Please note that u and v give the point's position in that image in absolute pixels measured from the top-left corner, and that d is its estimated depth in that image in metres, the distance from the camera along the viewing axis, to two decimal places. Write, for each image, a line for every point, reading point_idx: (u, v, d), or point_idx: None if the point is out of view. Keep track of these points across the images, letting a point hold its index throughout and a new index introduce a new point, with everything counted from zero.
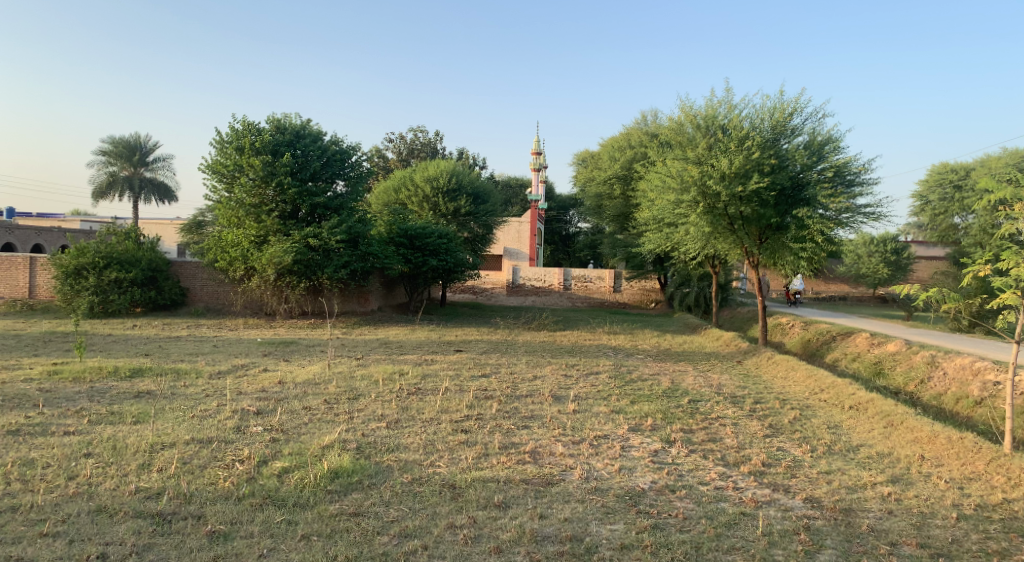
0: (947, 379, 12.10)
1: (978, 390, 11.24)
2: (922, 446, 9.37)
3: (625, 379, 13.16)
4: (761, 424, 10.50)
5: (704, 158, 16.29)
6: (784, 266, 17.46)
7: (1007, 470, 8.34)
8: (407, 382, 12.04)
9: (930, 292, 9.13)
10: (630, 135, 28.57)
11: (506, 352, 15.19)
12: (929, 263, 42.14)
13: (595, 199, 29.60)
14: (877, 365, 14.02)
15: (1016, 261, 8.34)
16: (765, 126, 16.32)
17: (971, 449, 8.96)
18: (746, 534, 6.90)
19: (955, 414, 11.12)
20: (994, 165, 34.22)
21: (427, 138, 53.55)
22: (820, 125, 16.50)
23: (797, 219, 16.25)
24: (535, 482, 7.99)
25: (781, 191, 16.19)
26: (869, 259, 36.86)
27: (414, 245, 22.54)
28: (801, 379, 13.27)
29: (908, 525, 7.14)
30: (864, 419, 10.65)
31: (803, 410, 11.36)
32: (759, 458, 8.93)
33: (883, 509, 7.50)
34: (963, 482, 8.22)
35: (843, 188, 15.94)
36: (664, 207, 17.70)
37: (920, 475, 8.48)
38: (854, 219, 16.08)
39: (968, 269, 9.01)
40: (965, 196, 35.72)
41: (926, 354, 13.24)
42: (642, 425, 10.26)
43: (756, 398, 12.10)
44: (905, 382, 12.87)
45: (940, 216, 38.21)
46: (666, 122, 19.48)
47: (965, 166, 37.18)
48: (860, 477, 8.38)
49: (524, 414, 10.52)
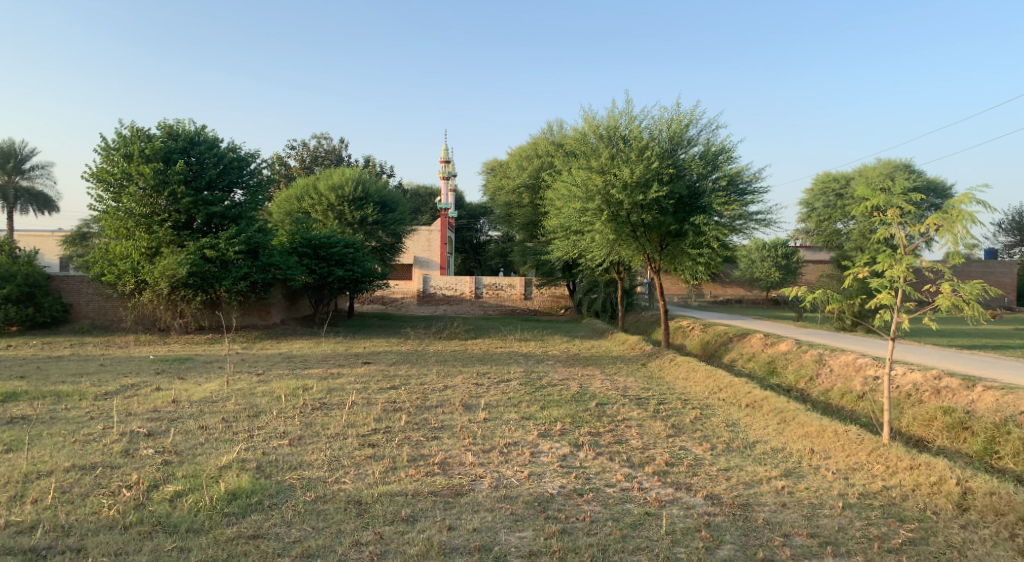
0: (833, 376, 12.86)
1: (860, 385, 12.00)
2: (812, 440, 9.89)
3: (536, 385, 13.25)
4: (665, 425, 10.80)
5: (607, 167, 16.66)
6: (684, 272, 18.09)
7: (886, 458, 8.90)
8: (311, 397, 11.68)
9: (816, 293, 9.61)
10: (537, 143, 28.94)
11: (416, 363, 14.99)
12: (817, 267, 44.72)
13: (505, 207, 29.74)
14: (771, 364, 14.72)
15: (890, 264, 8.91)
16: (664, 136, 16.90)
17: (855, 441, 9.53)
18: (651, 534, 7.05)
19: (840, 408, 11.81)
20: (870, 175, 36.73)
21: (332, 146, 50.73)
22: (713, 136, 17.25)
23: (695, 226, 16.90)
24: (444, 493, 7.90)
25: (680, 199, 16.77)
26: (762, 264, 38.68)
27: (318, 255, 22.00)
28: (702, 379, 13.77)
29: (800, 516, 7.50)
30: (760, 416, 11.15)
31: (703, 409, 11.78)
32: (663, 458, 9.17)
33: (777, 502, 7.84)
34: (848, 473, 8.72)
35: (737, 196, 16.74)
36: (570, 215, 17.99)
37: (810, 468, 8.94)
38: (746, 225, 16.94)
39: (849, 272, 9.53)
40: (846, 203, 38.17)
41: (814, 353, 14.03)
42: (551, 431, 10.35)
43: (660, 399, 12.47)
44: (796, 380, 13.56)
45: (826, 222, 40.69)
46: (572, 132, 19.85)
47: (846, 175, 39.71)
48: (756, 472, 8.75)
49: (434, 425, 10.41)
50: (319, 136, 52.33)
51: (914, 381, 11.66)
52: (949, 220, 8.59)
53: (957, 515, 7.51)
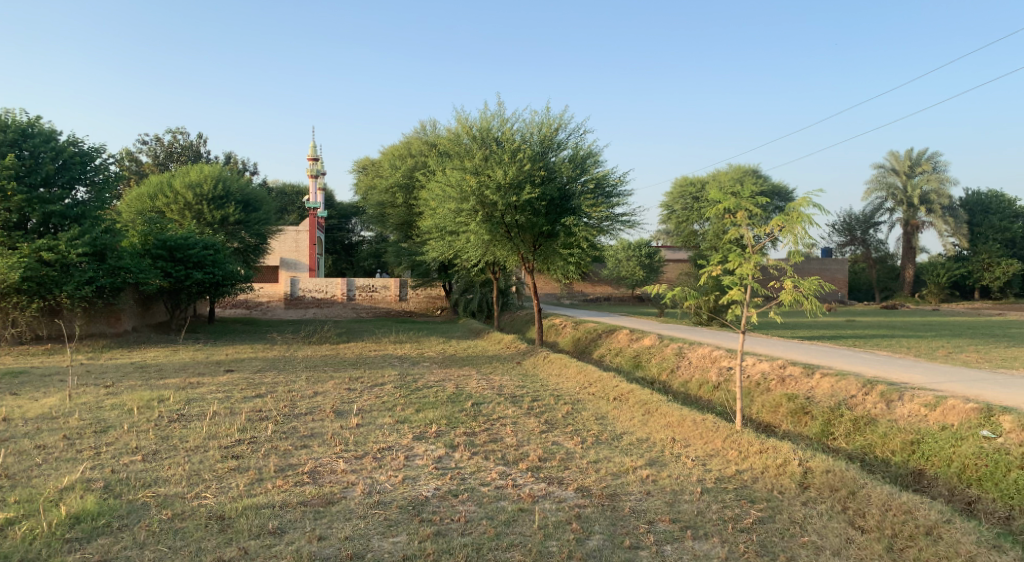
0: (692, 367, 13.66)
1: (716, 376, 12.83)
2: (673, 430, 10.46)
3: (411, 387, 13.12)
4: (538, 421, 11.01)
5: (480, 168, 16.79)
6: (556, 271, 18.54)
7: (738, 444, 9.56)
8: (167, 409, 10.91)
9: (675, 291, 10.16)
10: (410, 143, 28.66)
11: (284, 369, 14.40)
12: (677, 266, 47.39)
13: (378, 207, 29.24)
14: (637, 358, 15.42)
15: (740, 262, 9.59)
16: (534, 140, 17.28)
17: (712, 429, 10.16)
18: (524, 530, 7.16)
19: (699, 398, 12.56)
20: (722, 179, 39.37)
21: (188, 142, 48.00)
22: (581, 140, 17.84)
23: (566, 227, 17.41)
24: (314, 502, 7.63)
25: (551, 201, 17.18)
26: (627, 263, 40.31)
27: (174, 258, 20.66)
28: (574, 375, 14.17)
29: (663, 503, 7.89)
30: (626, 409, 11.65)
31: (574, 404, 12.14)
32: (535, 455, 9.35)
33: (642, 491, 8.22)
34: (705, 459, 9.30)
35: (604, 199, 17.43)
36: (444, 216, 17.96)
37: (672, 456, 9.44)
38: (613, 227, 17.67)
39: (704, 270, 10.17)
40: (702, 206, 40.81)
41: (675, 347, 14.85)
42: (426, 433, 10.27)
43: (534, 396, 12.71)
44: (659, 372, 14.28)
45: (684, 223, 43.32)
46: (444, 134, 19.84)
47: (701, 180, 42.52)
48: (623, 463, 9.12)
49: (304, 432, 10.05)
50: (174, 131, 49.43)
51: (762, 370, 12.63)
52: (790, 222, 9.34)
53: (800, 493, 8.19)
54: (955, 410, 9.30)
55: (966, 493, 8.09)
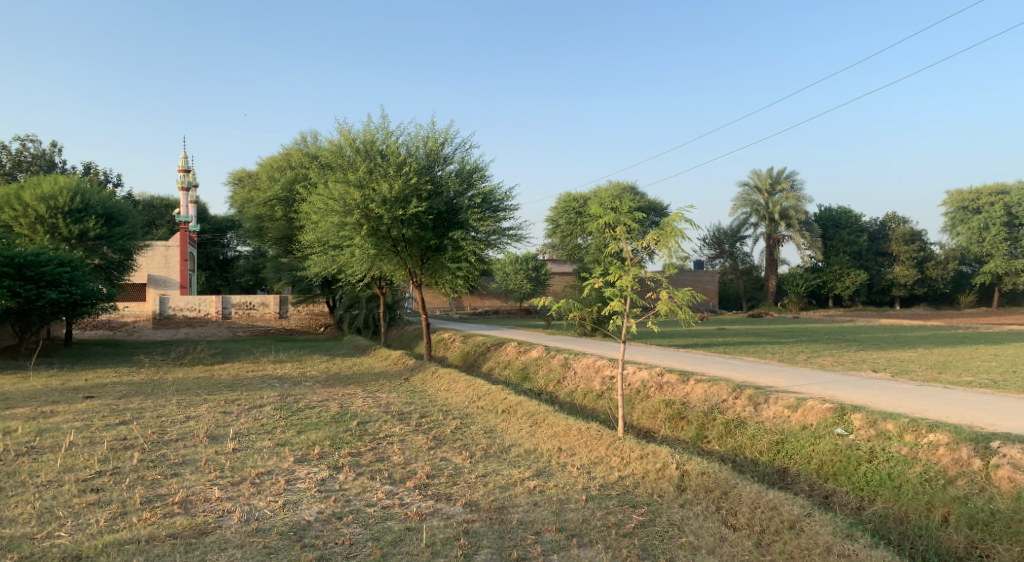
0: (577, 377, 14.00)
1: (600, 385, 13.22)
2: (560, 439, 10.67)
3: (292, 408, 12.64)
4: (426, 437, 10.89)
5: (365, 181, 16.49)
6: (444, 285, 18.49)
7: (621, 450, 9.89)
8: (15, 442, 9.91)
9: (560, 303, 10.38)
10: (289, 154, 27.78)
11: (151, 394, 13.46)
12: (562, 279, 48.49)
13: (256, 221, 28.08)
14: (524, 370, 15.63)
15: (621, 274, 9.96)
16: (420, 153, 17.23)
17: (596, 437, 10.46)
18: (411, 549, 7.05)
19: (584, 407, 12.89)
20: (602, 196, 40.98)
21: (40, 151, 44.32)
22: (467, 154, 17.98)
23: (453, 241, 17.43)
24: (185, 534, 7.16)
25: (438, 215, 17.16)
26: (514, 276, 40.77)
27: (23, 276, 18.89)
28: (462, 389, 14.15)
29: (549, 513, 8.01)
30: (514, 421, 11.76)
31: (463, 418, 12.12)
32: (423, 472, 9.24)
33: (530, 502, 8.31)
34: (590, 467, 9.55)
35: (491, 213, 17.63)
36: (327, 230, 17.43)
37: (559, 466, 9.62)
38: (500, 241, 17.89)
39: (587, 282, 10.46)
40: (585, 221, 42.18)
41: (561, 358, 15.17)
42: (308, 455, 9.92)
43: (421, 412, 12.57)
44: (546, 383, 14.52)
45: (568, 237, 44.59)
46: (326, 145, 19.35)
47: (583, 196, 44.01)
48: (511, 475, 9.19)
49: (174, 460, 9.43)
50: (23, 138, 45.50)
51: (642, 378, 13.13)
52: (665, 236, 9.80)
53: (678, 495, 8.56)
54: (813, 410, 10.06)
55: (824, 487, 8.76)
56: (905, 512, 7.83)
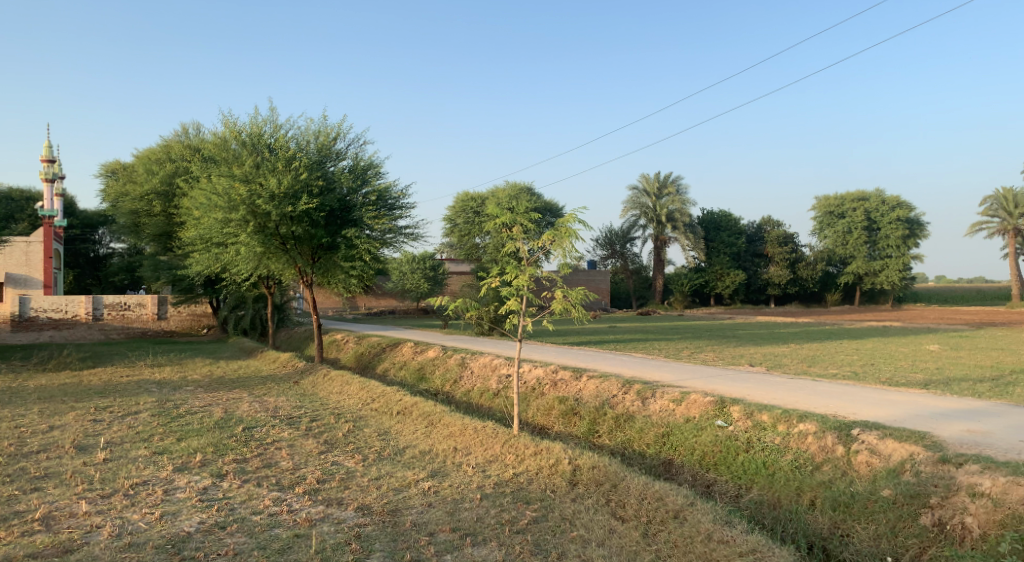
0: (474, 377, 14.03)
1: (496, 384, 13.31)
2: (455, 439, 10.65)
3: (171, 415, 11.94)
4: (317, 441, 10.58)
5: (252, 176, 15.86)
6: (338, 285, 18.04)
7: (515, 448, 10.00)
8: None
9: (456, 302, 10.39)
10: (169, 146, 26.27)
11: (9, 403, 12.33)
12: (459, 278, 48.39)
13: (131, 216, 26.36)
14: (420, 371, 15.49)
15: (516, 273, 10.06)
16: (311, 148, 16.75)
17: (491, 435, 10.54)
18: (299, 556, 6.82)
19: (480, 406, 12.95)
20: (499, 196, 41.28)
21: None
22: (361, 150, 17.63)
23: (346, 239, 17.02)
24: (47, 553, 6.61)
25: (331, 212, 16.72)
26: (411, 276, 40.33)
27: None
28: (355, 391, 13.86)
29: (443, 513, 7.98)
30: (409, 422, 11.63)
31: (356, 421, 11.87)
32: (314, 477, 8.97)
33: (424, 503, 8.25)
34: (485, 465, 9.59)
35: (386, 211, 17.38)
36: (210, 226, 16.62)
37: (454, 465, 9.60)
38: (396, 239, 17.68)
39: (484, 282, 10.50)
40: (483, 220, 42.37)
41: (457, 358, 15.16)
42: (189, 463, 9.40)
43: (312, 416, 12.21)
44: (442, 383, 14.46)
45: (466, 237, 44.65)
46: (210, 137, 18.45)
47: (481, 196, 44.19)
48: (405, 477, 9.08)
49: (35, 474, 8.69)
50: None
51: (537, 376, 13.33)
52: (560, 236, 9.98)
53: (570, 490, 8.75)
54: (696, 403, 10.56)
55: (706, 476, 9.20)
56: (777, 497, 8.37)
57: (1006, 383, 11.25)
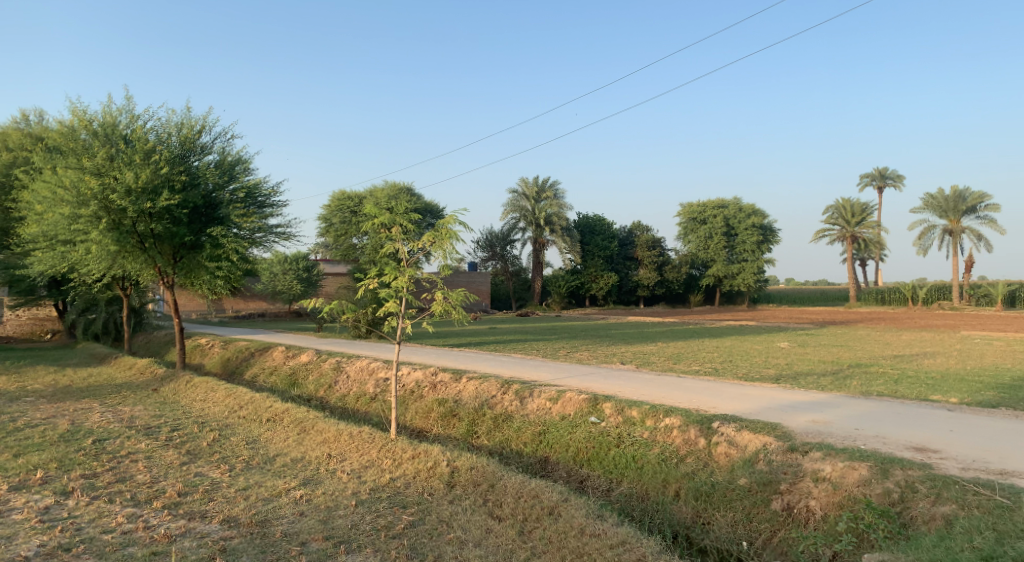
0: (349, 381, 13.70)
1: (372, 388, 13.07)
2: (329, 445, 10.35)
3: (7, 429, 10.81)
4: (178, 452, 9.95)
5: (105, 169, 14.68)
6: (202, 286, 17.07)
7: (392, 452, 9.87)
8: None
9: (332, 304, 10.10)
10: (5, 133, 23.78)
11: None
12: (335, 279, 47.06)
13: None
14: (292, 376, 14.92)
15: (395, 275, 9.91)
16: (173, 140, 15.71)
17: (367, 440, 10.34)
18: None
19: (356, 411, 12.67)
20: (377, 196, 40.58)
21: None
22: (228, 144, 16.80)
23: (212, 238, 16.16)
24: None
25: (195, 209, 15.81)
26: (283, 277, 38.79)
27: None
28: (221, 398, 13.15)
29: (316, 522, 7.74)
30: (280, 429, 11.18)
31: (222, 430, 11.26)
32: (174, 490, 8.43)
33: (295, 512, 7.96)
34: (361, 471, 9.39)
35: (255, 209, 16.66)
36: (55, 222, 15.21)
37: (328, 472, 9.33)
38: (266, 238, 16.99)
39: (361, 284, 10.27)
40: (360, 221, 41.47)
41: (332, 362, 14.74)
42: (28, 481, 8.55)
43: (172, 425, 11.46)
44: (316, 389, 14.01)
45: (342, 237, 43.52)
46: (55, 126, 16.93)
47: (358, 195, 43.23)
48: (276, 486, 8.72)
49: None
50: None
51: (415, 379, 13.21)
52: (440, 238, 9.92)
53: (447, 492, 8.73)
54: (571, 402, 10.86)
55: (579, 472, 9.48)
56: (645, 490, 8.76)
57: (844, 376, 12.38)
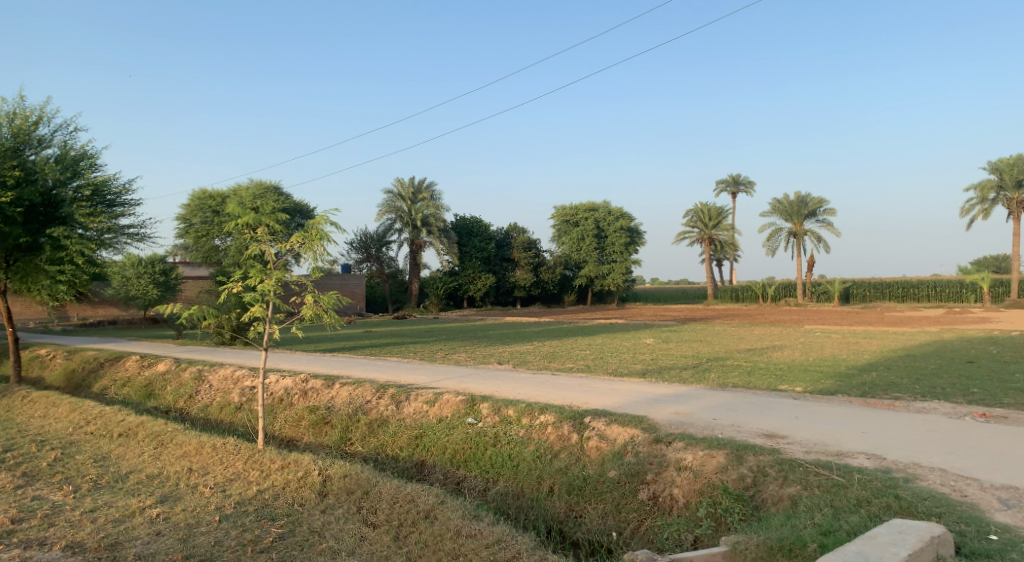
0: (212, 391, 12.98)
1: (238, 396, 12.44)
2: (190, 459, 9.75)
3: None
4: (12, 475, 9.00)
5: None
6: (41, 291, 15.60)
7: (260, 463, 9.45)
8: None
9: (192, 309, 9.50)
10: None
11: None
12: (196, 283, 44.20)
13: None
14: (148, 388, 13.92)
15: (261, 278, 9.47)
16: (4, 132, 14.25)
17: (232, 452, 9.85)
18: None
19: (219, 422, 12.01)
20: (243, 194, 38.67)
21: None
22: (70, 137, 15.45)
23: (52, 240, 14.81)
24: None
25: (31, 207, 14.42)
26: (137, 281, 36.03)
27: None
28: (65, 414, 12.04)
29: (175, 541, 7.25)
30: (134, 445, 10.39)
31: (66, 448, 10.31)
32: (7, 517, 7.62)
33: (151, 532, 7.42)
34: (225, 484, 8.91)
35: (103, 208, 15.44)
36: None
37: (188, 487, 8.78)
38: (117, 240, 15.80)
39: (224, 287, 9.73)
40: (223, 221, 39.37)
41: (193, 371, 13.88)
42: None
43: (5, 446, 10.35)
44: (175, 400, 13.15)
45: (203, 238, 41.13)
46: None
47: (221, 194, 41.03)
48: (128, 505, 8.10)
49: None
50: None
51: (285, 386, 12.71)
52: (310, 239, 9.58)
53: (319, 501, 8.45)
54: (448, 404, 10.84)
55: (456, 474, 9.49)
56: (520, 488, 8.91)
57: (704, 369, 13.16)
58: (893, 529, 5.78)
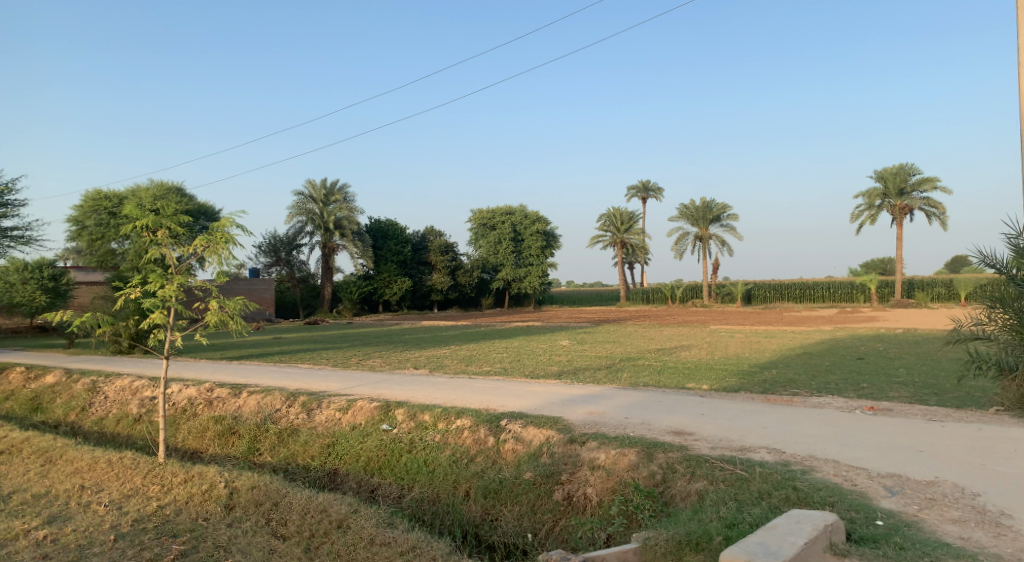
0: (108, 403, 12.26)
1: (137, 408, 11.79)
2: (82, 475, 9.17)
3: None
4: None
5: None
6: None
7: (161, 478, 8.99)
8: None
9: (85, 317, 8.93)
10: None
11: None
12: (90, 289, 41.36)
13: None
14: (34, 401, 12.99)
15: (161, 283, 9.04)
16: None
17: (130, 467, 9.33)
18: None
19: (115, 436, 11.36)
20: (142, 195, 36.81)
21: None
22: None
23: None
24: None
25: None
26: (23, 287, 33.35)
27: None
28: None
29: None
30: (18, 463, 9.67)
31: None
32: None
33: (37, 556, 6.93)
34: (122, 501, 8.42)
35: None
36: None
37: (80, 506, 8.24)
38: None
39: (121, 293, 9.19)
40: (120, 223, 37.36)
41: (86, 382, 13.06)
42: None
43: None
44: (65, 413, 12.34)
45: (98, 241, 38.84)
46: None
47: (118, 194, 38.93)
48: (11, 529, 7.53)
49: None
50: None
51: (188, 395, 12.15)
52: (215, 243, 9.20)
53: (225, 515, 8.11)
54: (362, 411, 10.63)
55: (370, 482, 9.32)
56: (436, 493, 8.84)
57: (617, 369, 13.47)
58: (792, 520, 6.07)
